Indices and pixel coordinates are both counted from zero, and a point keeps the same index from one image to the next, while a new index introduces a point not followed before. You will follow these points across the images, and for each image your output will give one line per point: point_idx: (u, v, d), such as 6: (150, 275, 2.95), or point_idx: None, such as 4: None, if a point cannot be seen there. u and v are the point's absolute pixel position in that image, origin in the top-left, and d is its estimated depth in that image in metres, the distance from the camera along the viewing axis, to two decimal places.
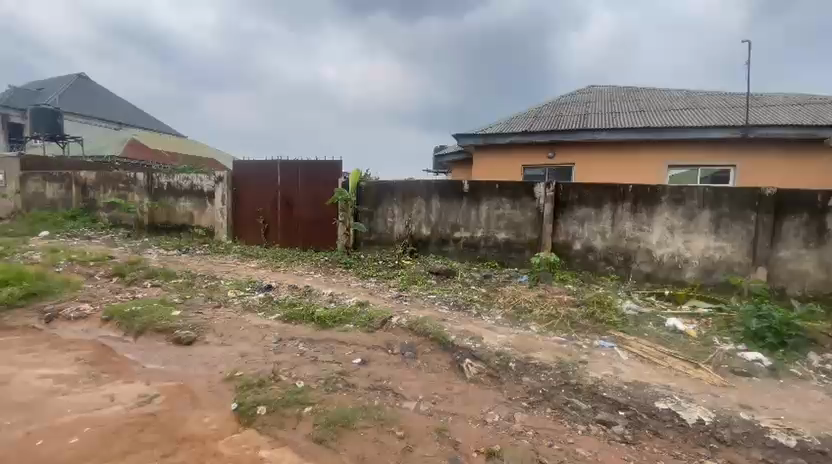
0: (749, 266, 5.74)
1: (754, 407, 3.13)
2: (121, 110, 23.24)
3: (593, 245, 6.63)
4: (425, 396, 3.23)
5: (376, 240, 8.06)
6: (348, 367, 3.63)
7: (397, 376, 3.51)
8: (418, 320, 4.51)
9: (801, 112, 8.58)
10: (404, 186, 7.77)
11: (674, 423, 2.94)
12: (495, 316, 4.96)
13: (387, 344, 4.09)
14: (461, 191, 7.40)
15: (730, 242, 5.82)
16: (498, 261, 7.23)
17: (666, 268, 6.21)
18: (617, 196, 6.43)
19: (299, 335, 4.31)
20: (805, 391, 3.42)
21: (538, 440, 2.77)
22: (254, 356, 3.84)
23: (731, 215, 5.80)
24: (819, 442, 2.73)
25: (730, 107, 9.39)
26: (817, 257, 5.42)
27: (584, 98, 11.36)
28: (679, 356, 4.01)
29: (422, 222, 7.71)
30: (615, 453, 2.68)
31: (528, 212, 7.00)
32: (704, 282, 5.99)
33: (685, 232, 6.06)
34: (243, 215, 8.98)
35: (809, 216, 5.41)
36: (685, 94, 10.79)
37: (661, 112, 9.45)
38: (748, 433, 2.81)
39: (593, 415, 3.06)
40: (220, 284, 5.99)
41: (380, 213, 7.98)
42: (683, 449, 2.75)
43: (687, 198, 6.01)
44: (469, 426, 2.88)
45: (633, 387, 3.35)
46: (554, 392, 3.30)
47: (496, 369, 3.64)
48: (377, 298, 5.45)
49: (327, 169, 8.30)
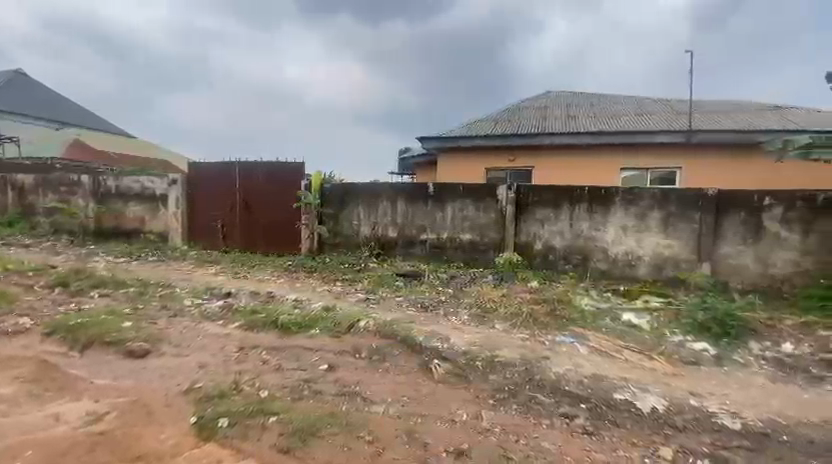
0: (695, 262, 6.13)
1: (702, 394, 3.35)
2: (64, 109, 21.67)
3: (553, 245, 6.86)
4: (393, 398, 3.22)
5: (341, 243, 7.95)
6: (315, 374, 3.57)
7: (365, 380, 3.48)
8: (385, 323, 4.50)
9: (738, 118, 9.28)
10: (369, 188, 7.74)
11: (631, 413, 3.10)
12: (461, 316, 5.03)
13: (354, 348, 4.04)
14: (426, 193, 7.46)
15: (678, 240, 6.20)
16: (463, 262, 7.33)
17: (621, 265, 6.52)
18: (574, 197, 6.70)
19: (263, 343, 4.19)
20: (747, 377, 3.69)
21: (505, 436, 2.83)
22: (215, 367, 3.69)
23: (678, 214, 6.18)
24: (761, 424, 2.94)
25: (676, 113, 10.02)
26: (754, 252, 5.87)
27: (542, 103, 11.76)
28: (634, 348, 4.22)
29: (388, 224, 7.69)
30: (579, 445, 2.78)
31: (491, 214, 7.16)
32: (655, 277, 6.34)
33: (637, 231, 6.39)
34: (200, 219, 8.61)
35: (747, 214, 5.86)
36: (636, 100, 11.41)
37: (614, 117, 9.96)
38: (697, 419, 3.01)
39: (557, 408, 3.17)
40: (176, 293, 5.71)
41: (345, 215, 7.89)
42: (640, 436, 2.89)
43: (638, 199, 6.36)
44: (438, 426, 2.91)
45: (593, 381, 3.50)
46: (519, 389, 3.40)
47: (464, 368, 3.69)
48: (344, 302, 5.39)
49: (289, 171, 8.11)
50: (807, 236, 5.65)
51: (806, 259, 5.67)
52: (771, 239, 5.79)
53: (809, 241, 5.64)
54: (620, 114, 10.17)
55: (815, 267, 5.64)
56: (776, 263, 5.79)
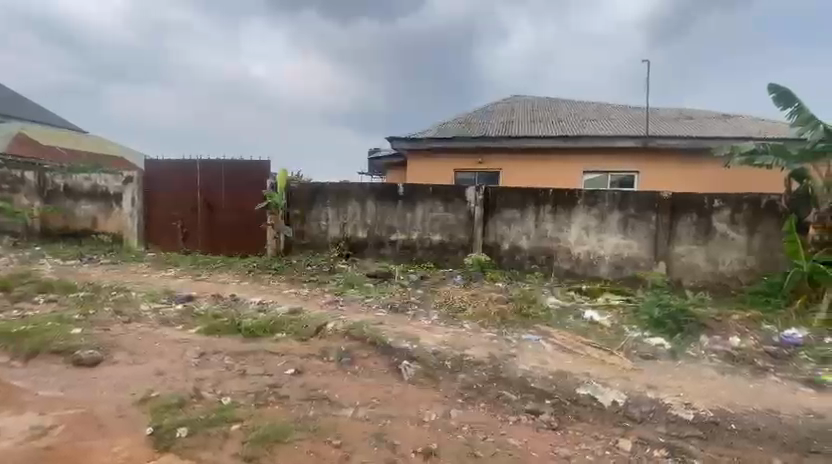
0: (652, 261, 6.44)
1: (658, 386, 3.52)
2: (6, 101, 20.15)
3: (520, 245, 7.02)
4: (362, 401, 3.19)
5: (309, 244, 7.81)
6: (281, 379, 3.48)
7: (333, 384, 3.43)
8: (354, 325, 4.45)
9: (690, 125, 9.83)
10: (337, 188, 7.64)
11: (593, 407, 3.22)
12: (431, 317, 5.05)
13: (322, 351, 3.97)
14: (395, 193, 7.44)
15: (636, 240, 6.49)
16: (433, 262, 7.37)
17: (584, 265, 6.75)
18: (539, 199, 6.88)
19: (226, 348, 4.04)
20: (699, 369, 3.91)
21: (473, 435, 2.86)
22: (174, 374, 3.53)
23: (636, 215, 6.47)
24: (712, 414, 3.11)
25: (634, 119, 10.50)
26: (705, 251, 6.23)
27: (509, 107, 12.03)
28: (596, 345, 4.38)
29: (357, 224, 7.62)
30: (544, 440, 2.85)
31: (460, 214, 7.23)
32: (615, 276, 6.61)
33: (599, 231, 6.65)
34: (158, 218, 8.21)
35: (698, 215, 6.22)
36: (597, 106, 11.87)
37: (577, 122, 10.31)
38: (654, 410, 3.16)
39: (523, 405, 3.24)
40: (131, 297, 5.42)
41: (313, 216, 7.75)
42: (601, 429, 3.00)
43: (599, 201, 6.61)
44: (407, 427, 2.90)
45: (558, 377, 3.60)
46: (487, 387, 3.45)
47: (433, 368, 3.70)
48: (311, 305, 5.29)
49: (255, 170, 7.89)
50: (751, 236, 6.05)
51: (751, 258, 6.07)
52: (720, 239, 6.16)
53: (753, 241, 6.04)
54: (583, 119, 10.55)
55: (758, 265, 6.05)
56: (724, 262, 6.17)
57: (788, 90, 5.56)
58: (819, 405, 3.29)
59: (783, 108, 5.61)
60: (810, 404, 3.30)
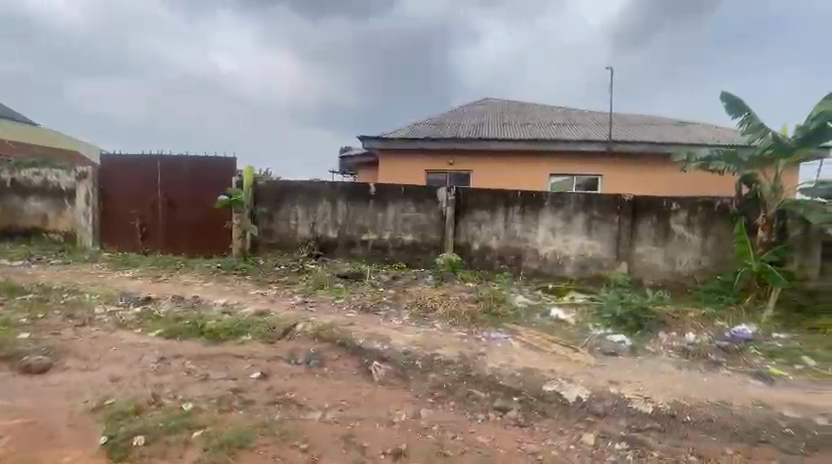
0: (614, 261, 6.70)
1: (620, 382, 3.65)
2: None
3: (490, 246, 7.13)
4: (330, 404, 3.14)
5: (277, 243, 7.64)
6: (246, 383, 3.38)
7: (301, 387, 3.36)
8: (323, 326, 4.39)
9: (650, 131, 10.28)
10: (307, 187, 7.51)
11: (559, 403, 3.30)
12: (402, 317, 5.05)
13: (289, 354, 3.89)
14: (367, 193, 7.39)
15: (600, 241, 6.73)
16: (404, 262, 7.37)
17: (551, 265, 6.93)
18: (509, 201, 7.01)
19: (187, 352, 3.89)
20: (657, 365, 4.09)
21: (442, 434, 2.88)
22: (131, 380, 3.36)
23: (600, 217, 6.70)
24: (670, 407, 3.26)
25: (599, 124, 10.88)
26: (664, 252, 6.53)
27: (480, 109, 12.19)
28: (561, 342, 4.51)
29: (327, 224, 7.52)
30: (511, 437, 2.90)
31: (432, 215, 7.27)
32: (580, 276, 6.83)
33: (565, 232, 6.84)
34: (114, 217, 7.81)
35: (657, 217, 6.51)
36: (564, 110, 12.22)
37: (545, 125, 10.58)
38: (616, 405, 3.28)
39: (492, 403, 3.29)
40: (85, 299, 5.13)
41: (282, 215, 7.59)
42: (566, 424, 3.09)
43: (565, 203, 6.81)
44: (377, 428, 2.89)
45: (525, 374, 3.67)
46: (457, 385, 3.48)
47: (404, 368, 3.69)
48: (278, 306, 5.17)
49: (220, 167, 7.67)
50: (705, 238, 6.39)
51: (705, 258, 6.41)
52: (677, 240, 6.47)
53: (707, 242, 6.39)
54: (551, 123, 10.84)
55: (712, 265, 6.40)
56: (681, 262, 6.49)
57: (738, 100, 5.91)
58: (766, 396, 3.51)
59: (733, 117, 5.96)
60: (758, 395, 3.51)
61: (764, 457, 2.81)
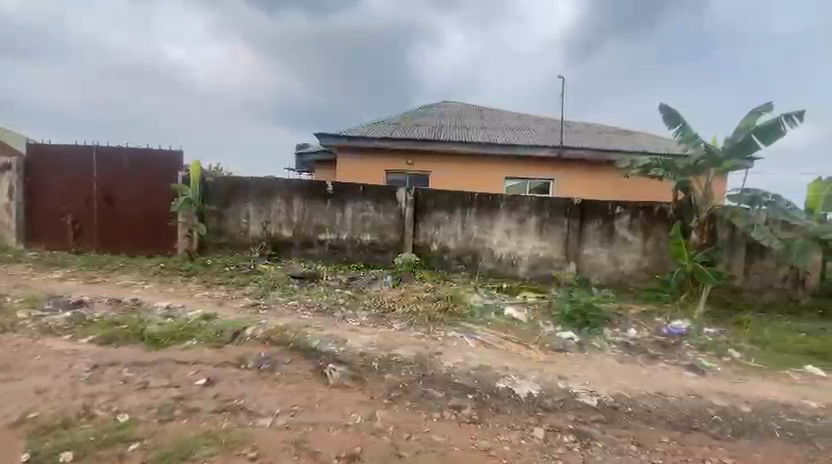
0: (564, 261, 7.00)
1: (568, 377, 3.82)
2: None
3: (448, 246, 7.22)
4: (282, 409, 3.05)
5: (228, 243, 7.31)
6: (190, 390, 3.20)
7: (251, 393, 3.23)
8: (276, 328, 4.25)
9: (598, 139, 10.86)
10: (261, 184, 7.25)
11: (511, 399, 3.40)
12: (360, 318, 5.00)
13: (239, 358, 3.73)
14: (324, 192, 7.25)
15: (551, 242, 7.01)
16: (362, 263, 7.29)
17: (505, 265, 7.13)
18: (466, 202, 7.13)
19: (125, 359, 3.62)
20: (602, 359, 4.32)
21: (397, 435, 2.87)
22: (59, 390, 3.09)
23: (551, 219, 6.99)
24: (612, 399, 3.45)
25: (552, 130, 11.34)
26: (609, 253, 6.91)
27: (439, 112, 12.34)
28: (514, 340, 4.65)
29: (282, 223, 7.30)
30: (465, 434, 2.95)
31: (391, 215, 7.25)
32: (533, 275, 7.08)
33: (519, 234, 7.07)
34: (43, 213, 7.13)
35: (603, 220, 6.88)
36: (519, 116, 12.64)
37: (501, 130, 10.89)
38: (564, 399, 3.42)
39: (447, 401, 3.32)
40: (5, 303, 4.65)
41: (233, 213, 7.27)
42: (518, 420, 3.18)
43: (519, 205, 7.03)
44: (330, 432, 2.83)
45: (480, 371, 3.75)
46: (413, 385, 3.48)
47: (359, 370, 3.65)
48: (228, 309, 4.94)
49: (166, 161, 7.23)
50: (646, 239, 6.83)
51: (646, 259, 6.85)
52: (621, 242, 6.87)
53: (647, 243, 6.83)
54: (506, 128, 11.17)
55: (652, 265, 6.84)
56: (624, 262, 6.89)
57: (676, 112, 6.36)
58: (697, 386, 3.80)
59: (672, 128, 6.41)
60: (690, 385, 3.80)
61: (695, 443, 3.04)
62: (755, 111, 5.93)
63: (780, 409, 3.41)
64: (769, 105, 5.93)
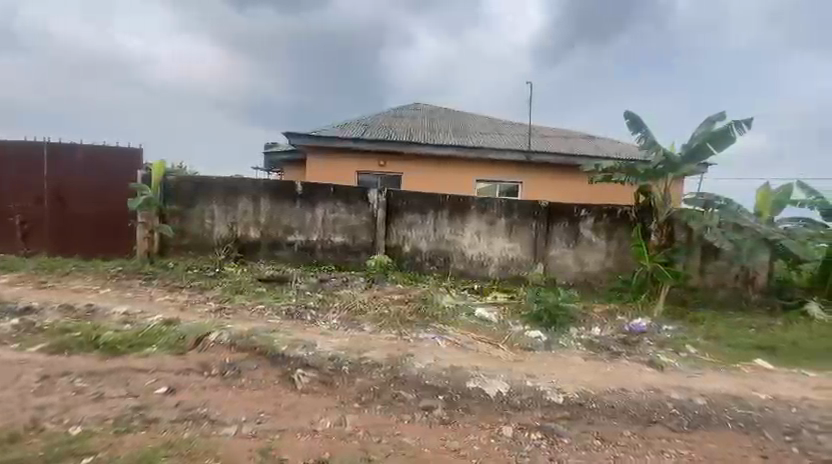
0: (532, 262, 7.17)
1: (536, 375, 3.91)
2: None
3: (420, 248, 7.24)
4: (248, 416, 2.96)
5: (191, 244, 7.05)
6: (150, 400, 3.07)
7: (215, 400, 3.12)
8: (242, 333, 4.13)
9: (564, 143, 11.19)
10: (226, 184, 7.03)
11: (481, 398, 3.45)
12: (330, 321, 4.94)
13: (203, 365, 3.60)
14: (293, 192, 7.11)
15: (520, 243, 7.16)
16: (333, 265, 7.20)
17: (476, 266, 7.23)
18: (438, 204, 7.18)
19: (78, 368, 3.42)
20: (569, 357, 4.45)
21: (367, 438, 2.85)
22: (3, 403, 2.88)
23: (520, 221, 7.14)
24: (578, 396, 3.55)
25: (520, 134, 11.60)
26: (575, 254, 7.13)
27: (411, 114, 12.38)
28: (485, 340, 4.72)
29: (249, 224, 7.11)
30: (436, 436, 2.96)
31: (362, 216, 7.20)
32: (502, 276, 7.22)
33: (489, 235, 7.18)
34: None
35: (569, 222, 7.09)
36: (490, 119, 12.85)
37: (471, 133, 11.03)
38: (532, 397, 3.50)
39: (418, 403, 3.33)
40: None
41: (196, 213, 7.02)
42: (487, 419, 3.23)
43: (489, 207, 7.15)
44: (299, 439, 2.78)
45: (450, 372, 3.78)
46: (384, 388, 3.46)
47: (329, 374, 3.60)
48: (191, 314, 4.75)
49: (123, 159, 6.90)
50: (609, 241, 7.08)
51: (609, 260, 7.11)
52: (586, 243, 7.10)
53: (610, 245, 7.09)
54: (477, 131, 11.32)
55: (615, 265, 7.11)
56: (589, 263, 7.12)
57: (639, 118, 6.64)
58: (657, 381, 3.98)
59: (635, 133, 6.68)
60: (650, 381, 3.97)
61: (655, 436, 3.17)
62: (710, 118, 6.27)
63: (731, 401, 3.62)
64: (722, 114, 6.29)
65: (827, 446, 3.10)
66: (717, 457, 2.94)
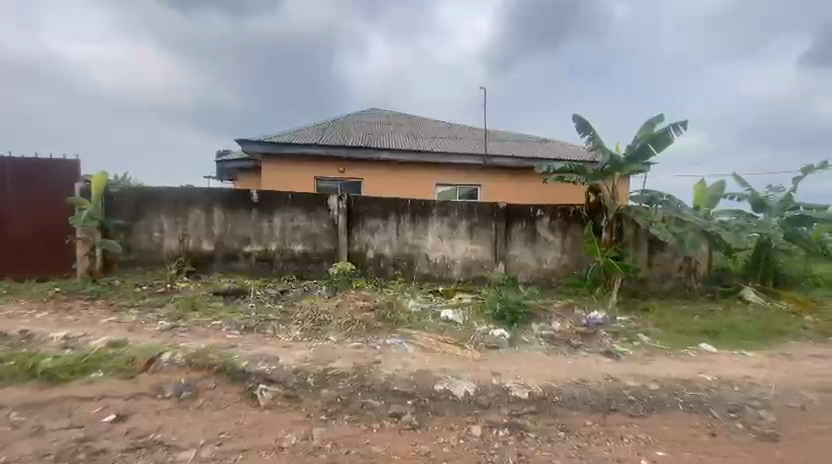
0: (494, 262, 7.33)
1: (502, 372, 3.98)
2: None
3: (383, 253, 7.21)
4: (208, 439, 2.81)
5: (138, 260, 6.65)
6: (96, 430, 2.84)
7: (170, 424, 2.95)
8: (198, 351, 3.92)
9: (519, 147, 11.57)
10: (176, 195, 6.69)
11: (450, 400, 3.47)
12: (292, 332, 4.80)
13: (155, 388, 3.38)
14: (248, 201, 6.87)
15: (481, 244, 7.31)
16: (295, 274, 7.02)
17: (440, 269, 7.29)
18: (399, 209, 7.18)
19: (12, 401, 3.12)
20: (532, 353, 4.57)
21: (336, 451, 2.79)
22: None
23: (480, 223, 7.29)
24: (542, 390, 3.65)
25: (477, 139, 11.87)
26: (533, 252, 7.37)
27: (369, 119, 12.36)
28: (451, 342, 4.76)
29: (201, 236, 6.79)
30: (405, 441, 2.94)
31: (323, 223, 7.07)
32: (465, 277, 7.33)
33: (452, 238, 7.27)
34: None
35: (527, 222, 7.33)
36: (447, 124, 13.06)
37: (429, 138, 11.16)
38: (498, 394, 3.56)
39: (386, 410, 3.30)
40: None
41: (143, 226, 6.64)
42: (456, 420, 3.26)
43: (450, 211, 7.25)
44: (263, 458, 2.67)
45: (419, 376, 3.78)
46: (351, 398, 3.40)
47: (294, 388, 3.48)
48: (141, 334, 4.46)
49: (59, 170, 6.40)
50: (564, 239, 7.38)
51: (565, 256, 7.40)
52: (543, 241, 7.36)
53: (566, 242, 7.38)
54: (435, 136, 11.47)
55: (571, 262, 7.40)
56: (547, 260, 7.38)
57: (587, 121, 6.98)
58: (614, 371, 4.17)
59: (583, 135, 7.02)
60: (609, 370, 4.16)
61: (615, 423, 3.32)
62: (649, 121, 6.70)
63: (681, 385, 3.86)
64: (659, 116, 6.74)
65: (766, 419, 3.37)
66: (671, 438, 3.12)
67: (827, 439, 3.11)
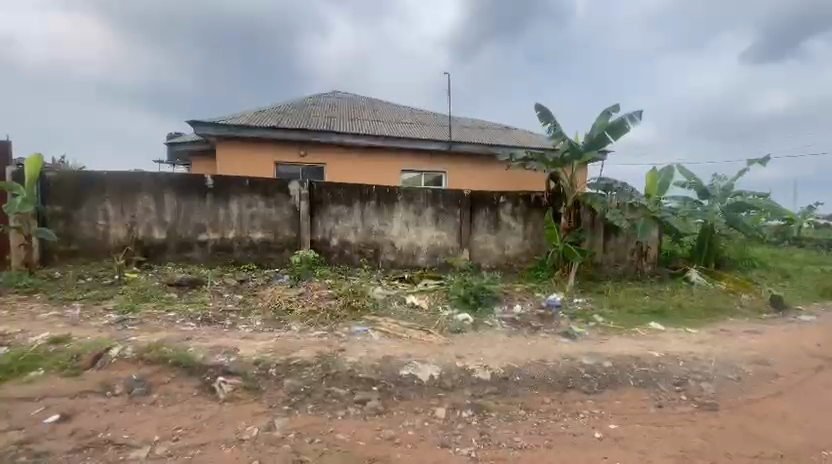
0: (458, 249, 7.42)
1: (465, 355, 4.07)
2: None
3: (348, 240, 7.12)
4: (162, 435, 2.70)
5: (81, 250, 6.23)
6: (37, 432, 2.65)
7: (121, 422, 2.80)
8: (150, 345, 3.73)
9: (483, 134, 11.68)
10: (121, 180, 6.28)
11: (414, 383, 3.51)
12: (253, 323, 4.67)
13: (104, 385, 3.20)
14: (202, 187, 6.55)
15: (446, 231, 7.37)
16: (254, 263, 6.80)
17: (405, 255, 7.30)
18: (363, 195, 7.09)
19: None
20: (494, 336, 4.69)
21: (299, 440, 2.76)
22: None
23: (445, 210, 7.33)
24: (504, 371, 3.76)
25: (442, 125, 11.86)
26: (496, 238, 7.51)
27: (331, 103, 12.03)
28: (416, 327, 4.80)
29: (151, 224, 6.43)
30: (370, 427, 2.95)
31: (284, 210, 6.87)
32: (431, 264, 7.38)
33: (417, 225, 7.28)
34: None
35: (490, 209, 7.45)
36: (411, 110, 12.95)
37: (394, 123, 11.04)
38: (462, 377, 3.64)
39: (351, 397, 3.29)
40: None
41: (85, 214, 6.20)
42: (421, 403, 3.31)
43: (415, 198, 7.24)
44: (223, 451, 2.60)
45: (383, 362, 3.78)
46: (315, 387, 3.36)
47: (254, 379, 3.39)
48: (86, 329, 4.19)
49: None
50: (525, 225, 7.57)
51: (526, 242, 7.60)
52: (506, 228, 7.51)
53: (527, 228, 7.58)
54: (399, 121, 11.36)
55: (532, 247, 7.63)
56: (509, 246, 7.56)
57: (548, 110, 7.12)
58: (570, 350, 4.36)
59: (545, 124, 7.16)
60: (566, 350, 4.35)
61: (572, 399, 3.48)
62: (606, 111, 6.93)
63: (633, 361, 4.10)
64: (616, 106, 6.98)
65: (706, 391, 3.65)
66: (622, 411, 3.32)
67: (757, 407, 3.42)
